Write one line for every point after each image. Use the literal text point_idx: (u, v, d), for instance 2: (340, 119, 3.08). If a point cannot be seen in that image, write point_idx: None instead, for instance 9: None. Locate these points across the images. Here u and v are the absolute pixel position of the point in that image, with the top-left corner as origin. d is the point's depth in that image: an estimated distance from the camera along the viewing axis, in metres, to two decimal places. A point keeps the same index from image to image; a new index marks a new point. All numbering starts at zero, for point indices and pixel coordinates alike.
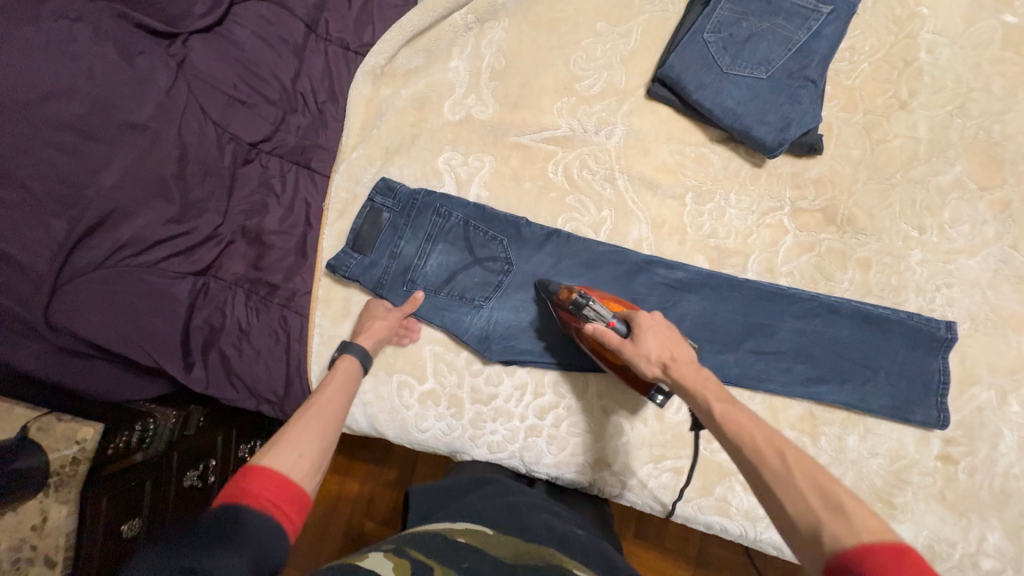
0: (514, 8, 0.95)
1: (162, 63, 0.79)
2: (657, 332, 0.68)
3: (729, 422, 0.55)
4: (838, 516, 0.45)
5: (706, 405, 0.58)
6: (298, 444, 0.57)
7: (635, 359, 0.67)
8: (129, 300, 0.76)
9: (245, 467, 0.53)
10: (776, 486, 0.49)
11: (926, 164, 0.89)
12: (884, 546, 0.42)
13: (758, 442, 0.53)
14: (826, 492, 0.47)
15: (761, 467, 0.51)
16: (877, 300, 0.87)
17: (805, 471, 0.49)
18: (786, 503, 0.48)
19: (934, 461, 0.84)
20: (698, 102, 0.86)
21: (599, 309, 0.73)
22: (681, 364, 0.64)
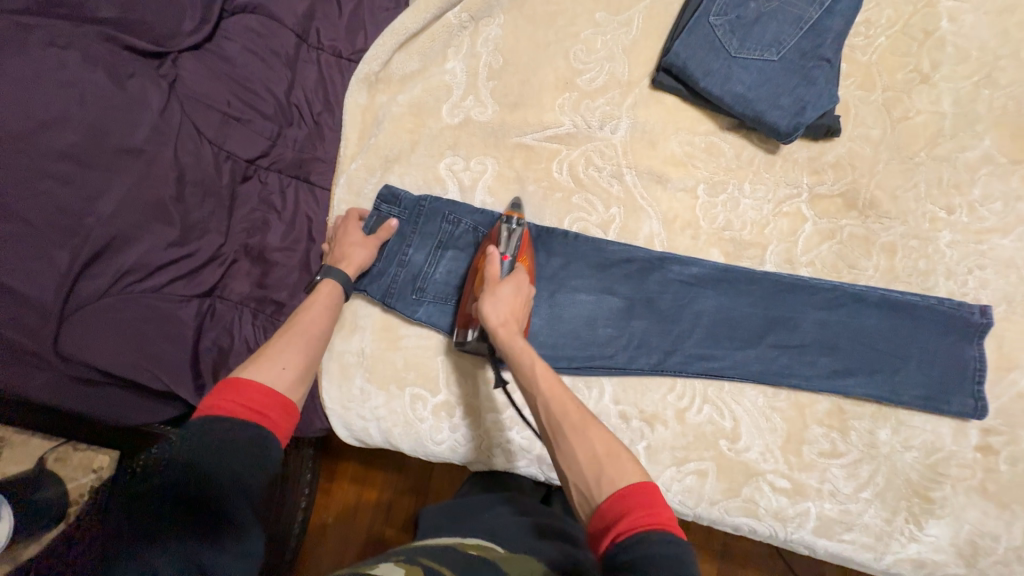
0: (509, 3, 0.91)
1: (154, 85, 0.78)
2: (518, 291, 0.73)
3: (548, 383, 0.64)
4: (609, 463, 0.56)
5: (528, 365, 0.65)
6: (279, 359, 0.64)
7: (492, 291, 0.72)
8: (135, 326, 0.75)
9: (227, 378, 0.59)
10: (571, 440, 0.59)
11: (952, 140, 0.84)
12: (632, 487, 0.53)
13: (566, 403, 0.62)
14: (611, 446, 0.58)
15: (566, 423, 0.60)
16: (904, 287, 0.83)
17: (601, 431, 0.59)
18: (580, 454, 0.58)
19: (973, 452, 0.80)
20: (706, 90, 0.82)
21: (509, 244, 0.79)
22: (513, 330, 0.70)
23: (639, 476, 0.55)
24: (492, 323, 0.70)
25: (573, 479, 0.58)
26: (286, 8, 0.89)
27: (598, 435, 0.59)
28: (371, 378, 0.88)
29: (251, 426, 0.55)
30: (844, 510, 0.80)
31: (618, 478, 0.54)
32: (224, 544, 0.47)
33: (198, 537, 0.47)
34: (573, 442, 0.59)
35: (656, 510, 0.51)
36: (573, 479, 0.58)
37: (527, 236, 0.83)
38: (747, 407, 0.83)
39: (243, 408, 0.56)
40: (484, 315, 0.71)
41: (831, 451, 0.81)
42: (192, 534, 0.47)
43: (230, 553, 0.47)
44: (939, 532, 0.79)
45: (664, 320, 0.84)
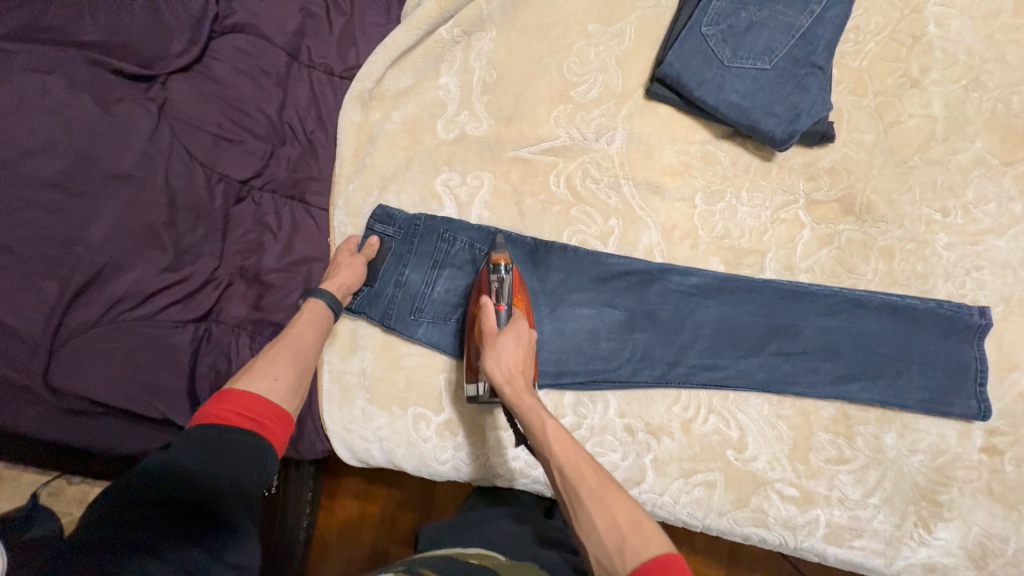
0: (501, 17, 0.91)
1: (142, 108, 0.76)
2: (519, 341, 0.72)
3: (561, 445, 0.62)
4: (632, 532, 0.53)
5: (538, 425, 0.64)
6: (269, 370, 0.68)
7: (493, 347, 0.71)
8: (128, 355, 0.73)
9: (220, 390, 0.64)
10: (590, 507, 0.56)
11: (944, 143, 0.85)
12: (659, 559, 0.50)
13: (581, 465, 0.60)
14: (631, 513, 0.55)
15: (583, 489, 0.58)
16: (903, 290, 0.84)
17: (620, 496, 0.57)
18: (599, 523, 0.55)
19: (978, 454, 0.80)
20: (701, 100, 0.83)
21: (501, 291, 0.78)
22: (519, 385, 0.69)
23: (662, 545, 0.52)
24: (498, 381, 0.69)
25: (594, 550, 0.54)
26: (276, 27, 0.88)
27: (616, 499, 0.57)
28: (373, 399, 0.86)
29: (249, 434, 0.61)
30: (853, 516, 0.80)
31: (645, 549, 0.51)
32: (218, 549, 0.50)
33: (190, 540, 0.49)
34: (591, 509, 0.56)
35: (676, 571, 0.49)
36: (592, 551, 0.55)
37: (518, 276, 0.82)
38: (753, 416, 0.83)
39: (242, 416, 0.62)
40: (489, 373, 0.70)
41: (838, 457, 0.81)
42: (185, 537, 0.49)
43: (221, 558, 0.50)
44: (948, 535, 0.79)
45: (666, 331, 0.84)
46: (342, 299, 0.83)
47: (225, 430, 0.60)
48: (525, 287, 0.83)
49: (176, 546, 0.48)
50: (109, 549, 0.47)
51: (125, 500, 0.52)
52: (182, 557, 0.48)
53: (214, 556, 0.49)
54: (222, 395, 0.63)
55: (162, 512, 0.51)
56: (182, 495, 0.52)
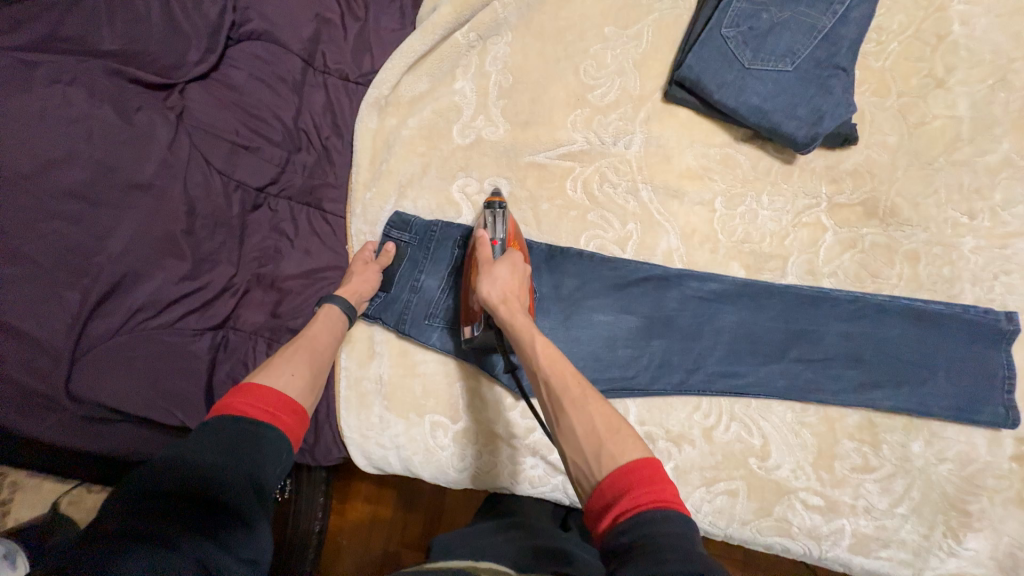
0: (516, 21, 0.90)
1: (161, 118, 0.77)
2: (515, 271, 0.71)
3: (549, 360, 0.61)
4: (614, 440, 0.54)
5: (527, 340, 0.63)
6: (286, 367, 0.68)
7: (489, 271, 0.71)
8: (149, 363, 0.73)
9: (239, 385, 0.64)
10: (573, 417, 0.57)
11: (971, 144, 0.83)
12: (636, 464, 0.52)
13: (567, 376, 0.60)
14: (613, 421, 0.56)
15: (567, 397, 0.58)
16: (929, 295, 0.82)
17: (602, 405, 0.58)
18: (580, 430, 0.56)
19: (1008, 462, 0.78)
20: (721, 103, 0.81)
21: (495, 227, 0.78)
22: (512, 305, 0.68)
23: (641, 451, 0.53)
24: (491, 301, 0.68)
25: (573, 454, 0.56)
26: (292, 34, 0.88)
27: (598, 408, 0.57)
28: (390, 406, 0.86)
29: (265, 429, 0.60)
30: (880, 526, 0.78)
31: (622, 454, 0.53)
32: (234, 547, 0.51)
33: (207, 536, 0.49)
34: (574, 417, 0.57)
35: (654, 484, 0.50)
36: (572, 456, 0.56)
37: (513, 220, 0.81)
38: (776, 423, 0.81)
39: (263, 412, 0.62)
40: (484, 296, 0.69)
41: (864, 465, 0.80)
42: (203, 534, 0.49)
43: (236, 555, 0.50)
44: (979, 546, 0.77)
45: (684, 338, 0.82)
46: (358, 305, 0.82)
47: (243, 424, 0.59)
48: (520, 233, 0.82)
49: (195, 542, 0.48)
50: (126, 542, 0.46)
51: (143, 490, 0.51)
52: (201, 554, 0.48)
53: (229, 553, 0.50)
54: (241, 390, 0.63)
55: (178, 505, 0.51)
56: (200, 490, 0.52)
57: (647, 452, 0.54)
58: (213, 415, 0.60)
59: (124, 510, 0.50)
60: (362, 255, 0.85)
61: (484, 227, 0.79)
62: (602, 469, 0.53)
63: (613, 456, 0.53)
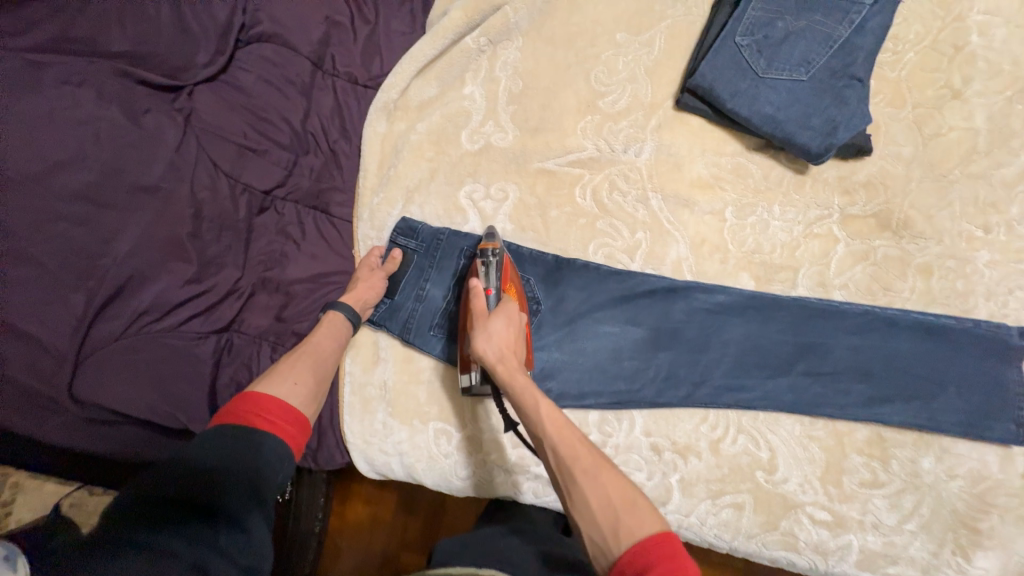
0: (527, 26, 0.90)
1: (169, 120, 0.76)
2: (511, 324, 0.71)
3: (555, 426, 0.62)
4: (630, 510, 0.54)
5: (531, 405, 0.63)
6: (289, 374, 0.68)
7: (484, 327, 0.70)
8: (153, 367, 0.72)
9: (243, 393, 0.63)
10: (584, 487, 0.56)
11: (987, 157, 0.82)
12: (653, 536, 0.51)
13: (576, 445, 0.60)
14: (626, 492, 0.55)
15: (576, 467, 0.58)
16: (941, 309, 0.81)
17: (613, 474, 0.57)
18: (593, 502, 0.55)
19: (1020, 480, 0.77)
20: (734, 112, 0.80)
21: (489, 275, 0.77)
22: (511, 365, 0.68)
23: (657, 523, 0.53)
24: (489, 361, 0.68)
25: (586, 527, 0.55)
26: (301, 36, 0.87)
27: (608, 477, 0.57)
28: (394, 412, 0.85)
29: (266, 437, 0.60)
30: (888, 543, 0.77)
31: (639, 528, 0.52)
32: (232, 554, 0.50)
33: (205, 541, 0.49)
34: (586, 488, 0.56)
35: (674, 557, 0.49)
36: (586, 531, 0.55)
37: (509, 263, 0.81)
38: (784, 437, 0.81)
39: (265, 419, 0.61)
40: (479, 353, 0.69)
41: (872, 481, 0.79)
42: (199, 538, 0.49)
43: (235, 562, 0.50)
44: (988, 565, 0.76)
45: (691, 350, 0.82)
46: (364, 311, 0.82)
47: (246, 430, 0.59)
48: (517, 275, 0.82)
49: (192, 547, 0.48)
50: (125, 546, 0.46)
51: (143, 496, 0.51)
52: (199, 559, 0.47)
53: (227, 560, 0.49)
54: (244, 398, 0.63)
55: (178, 510, 0.50)
56: (201, 495, 0.52)
57: (664, 525, 0.53)
58: (217, 420, 0.60)
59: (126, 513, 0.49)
60: (367, 260, 0.85)
61: (477, 276, 0.78)
62: (619, 544, 0.52)
63: (629, 531, 0.52)
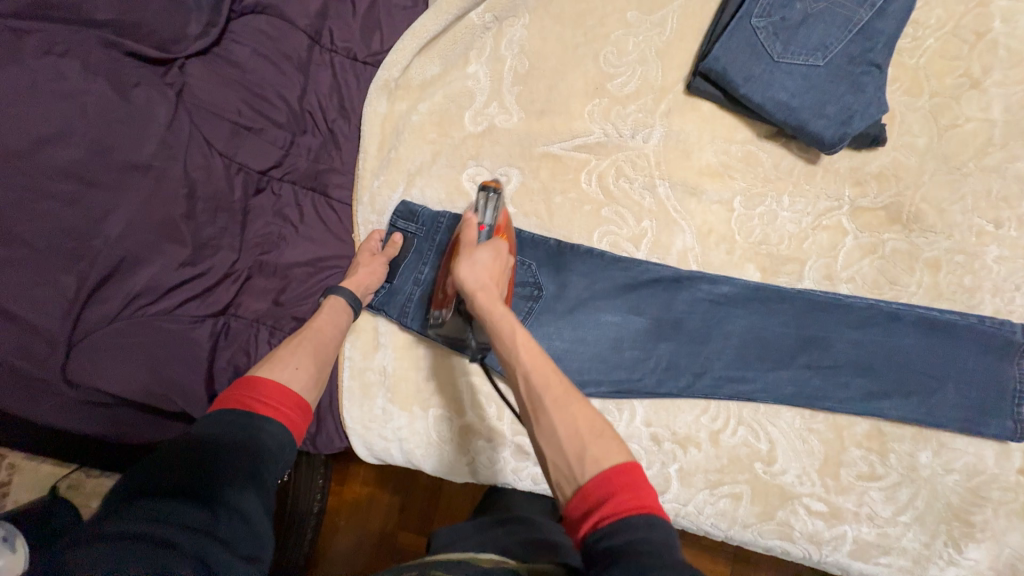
0: (535, 2, 0.86)
1: (160, 95, 0.73)
2: (497, 258, 0.69)
3: (529, 353, 0.59)
4: (597, 441, 0.53)
5: (507, 331, 0.61)
6: (290, 359, 0.66)
7: (470, 256, 0.68)
8: (148, 350, 0.71)
9: (243, 377, 0.62)
10: (553, 414, 0.55)
11: (1002, 150, 0.80)
12: (618, 469, 0.50)
13: (549, 374, 0.58)
14: (594, 422, 0.54)
15: (548, 396, 0.56)
16: (947, 304, 0.80)
17: (584, 407, 0.56)
18: (562, 431, 0.54)
19: (1015, 475, 0.78)
20: (747, 97, 0.78)
21: (485, 212, 0.74)
22: (491, 294, 0.65)
23: (623, 456, 0.52)
24: (467, 287, 0.66)
25: (553, 454, 0.54)
26: (299, 9, 0.83)
27: (579, 409, 0.55)
28: (393, 399, 0.85)
29: (267, 423, 0.59)
30: (882, 534, 0.78)
31: (604, 460, 0.51)
32: (235, 545, 0.49)
33: (206, 531, 0.47)
34: (555, 417, 0.55)
35: (638, 492, 0.49)
36: (551, 454, 0.54)
37: (507, 210, 0.78)
38: (783, 429, 0.81)
39: (266, 406, 0.60)
40: (461, 279, 0.67)
41: (870, 473, 0.79)
42: (201, 526, 0.47)
43: (238, 552, 0.49)
44: (978, 556, 0.77)
45: (693, 341, 0.81)
46: (364, 297, 0.80)
47: (246, 419, 0.58)
48: (514, 227, 0.79)
49: (193, 537, 0.46)
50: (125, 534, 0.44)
51: (143, 484, 0.50)
52: (201, 550, 0.46)
53: (231, 550, 0.48)
54: (244, 382, 0.62)
55: (178, 498, 0.49)
56: (202, 483, 0.51)
57: (630, 458, 0.52)
58: (218, 409, 0.58)
59: (121, 504, 0.48)
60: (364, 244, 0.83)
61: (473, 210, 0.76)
62: (584, 472, 0.51)
63: (595, 463, 0.51)
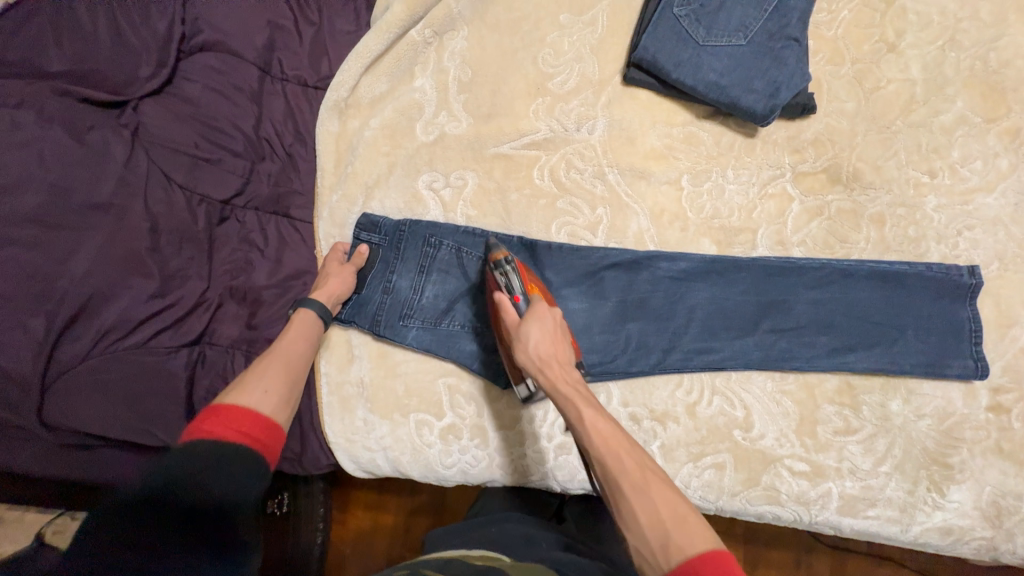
0: (471, 14, 0.90)
1: (115, 135, 0.75)
2: (546, 326, 0.69)
3: (601, 434, 0.58)
4: (682, 527, 0.51)
5: (576, 414, 0.60)
6: (260, 385, 0.63)
7: (519, 337, 0.68)
8: (124, 385, 0.72)
9: (208, 407, 0.58)
10: (633, 500, 0.54)
11: (926, 105, 0.85)
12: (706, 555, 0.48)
13: (624, 456, 0.56)
14: (675, 506, 0.53)
15: (625, 480, 0.55)
16: (896, 256, 0.83)
17: (665, 489, 0.54)
18: (642, 518, 0.52)
19: (985, 413, 0.80)
20: (679, 81, 0.82)
21: (512, 283, 0.75)
22: (553, 372, 0.65)
23: (709, 541, 0.50)
24: (531, 370, 0.67)
25: (635, 541, 0.52)
26: (245, 42, 0.86)
27: (659, 493, 0.54)
28: (374, 408, 0.85)
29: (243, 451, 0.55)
30: (866, 487, 0.80)
31: (688, 547, 0.49)
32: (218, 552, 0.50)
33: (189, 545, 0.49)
34: (635, 502, 0.53)
35: None
36: (634, 544, 0.52)
37: (523, 266, 0.79)
38: (757, 394, 0.82)
39: (237, 434, 0.56)
40: (521, 364, 0.67)
41: (846, 428, 0.81)
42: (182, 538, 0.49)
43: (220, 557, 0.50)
44: (962, 497, 0.78)
45: (658, 318, 0.83)
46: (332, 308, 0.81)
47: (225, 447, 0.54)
48: (536, 277, 0.81)
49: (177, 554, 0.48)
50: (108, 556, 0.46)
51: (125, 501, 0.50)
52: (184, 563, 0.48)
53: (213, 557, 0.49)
54: (214, 412, 0.57)
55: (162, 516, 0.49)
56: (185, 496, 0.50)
57: (718, 544, 0.50)
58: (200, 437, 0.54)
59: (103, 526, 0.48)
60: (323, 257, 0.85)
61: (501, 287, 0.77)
62: (670, 563, 0.49)
63: (681, 552, 0.49)
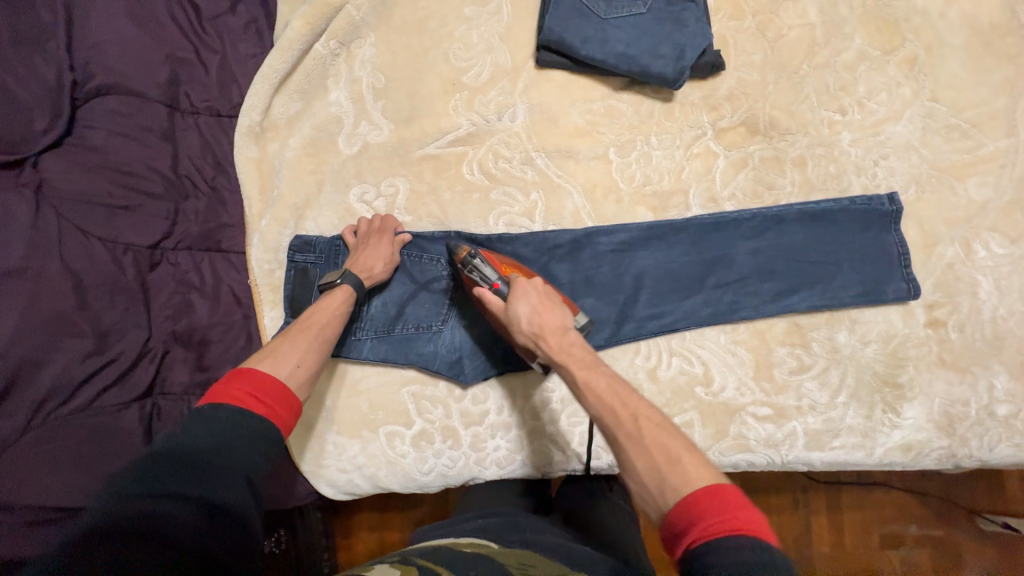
0: (375, 20, 0.89)
1: (18, 197, 0.71)
2: (533, 299, 0.69)
3: (596, 393, 0.61)
4: (676, 468, 0.53)
5: (573, 377, 0.63)
6: (291, 357, 0.68)
7: (509, 316, 0.69)
8: (75, 451, 0.69)
9: (240, 368, 0.64)
10: (631, 451, 0.56)
11: (827, 47, 0.88)
12: (706, 490, 0.50)
13: (619, 409, 0.59)
14: (668, 451, 0.54)
15: (621, 433, 0.57)
16: (822, 194, 0.86)
17: (660, 436, 0.56)
18: (639, 464, 0.55)
19: (924, 330, 0.83)
20: (588, 57, 0.83)
21: (484, 271, 0.74)
22: (546, 342, 0.67)
23: (710, 480, 0.52)
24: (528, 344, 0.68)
25: (637, 488, 0.55)
26: (146, 81, 0.83)
27: (653, 442, 0.55)
28: (342, 429, 0.85)
29: (250, 418, 0.60)
30: (827, 419, 0.83)
31: (684, 486, 0.51)
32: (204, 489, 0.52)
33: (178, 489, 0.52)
34: (632, 452, 0.56)
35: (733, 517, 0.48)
36: (634, 488, 0.55)
37: (489, 252, 0.78)
38: (712, 348, 0.84)
39: (262, 403, 0.62)
40: (518, 339, 0.69)
41: (799, 366, 0.84)
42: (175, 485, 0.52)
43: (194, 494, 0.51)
44: (916, 413, 0.82)
45: (607, 292, 0.84)
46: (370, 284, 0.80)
47: (215, 408, 0.59)
48: (505, 257, 0.80)
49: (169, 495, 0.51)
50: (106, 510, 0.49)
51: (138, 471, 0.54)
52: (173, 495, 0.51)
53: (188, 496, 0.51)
54: (243, 374, 0.63)
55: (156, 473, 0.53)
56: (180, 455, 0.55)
57: (721, 480, 0.52)
58: (213, 399, 0.60)
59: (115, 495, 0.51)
60: (377, 231, 0.82)
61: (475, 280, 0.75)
62: (668, 503, 0.52)
63: (675, 490, 0.52)
